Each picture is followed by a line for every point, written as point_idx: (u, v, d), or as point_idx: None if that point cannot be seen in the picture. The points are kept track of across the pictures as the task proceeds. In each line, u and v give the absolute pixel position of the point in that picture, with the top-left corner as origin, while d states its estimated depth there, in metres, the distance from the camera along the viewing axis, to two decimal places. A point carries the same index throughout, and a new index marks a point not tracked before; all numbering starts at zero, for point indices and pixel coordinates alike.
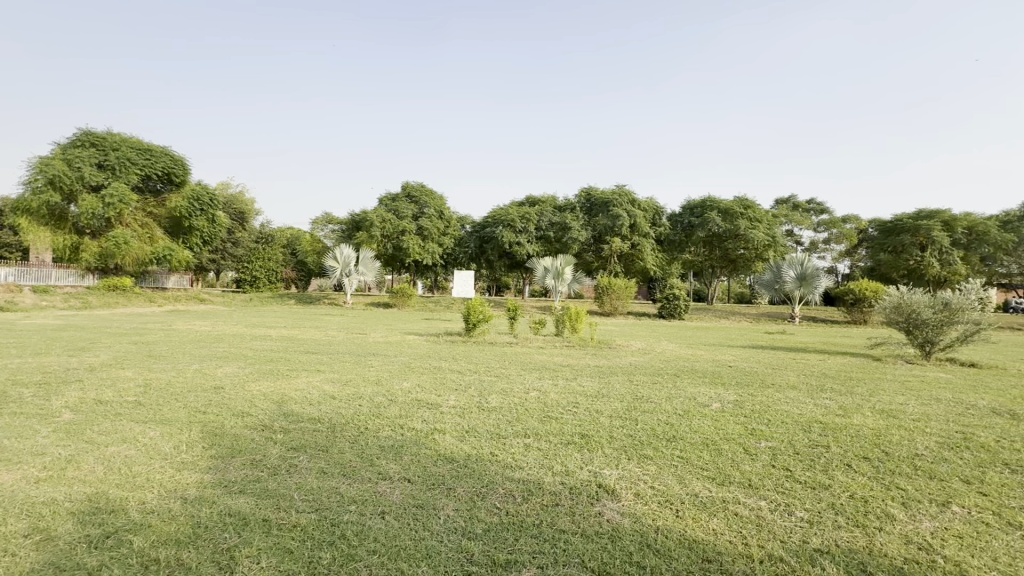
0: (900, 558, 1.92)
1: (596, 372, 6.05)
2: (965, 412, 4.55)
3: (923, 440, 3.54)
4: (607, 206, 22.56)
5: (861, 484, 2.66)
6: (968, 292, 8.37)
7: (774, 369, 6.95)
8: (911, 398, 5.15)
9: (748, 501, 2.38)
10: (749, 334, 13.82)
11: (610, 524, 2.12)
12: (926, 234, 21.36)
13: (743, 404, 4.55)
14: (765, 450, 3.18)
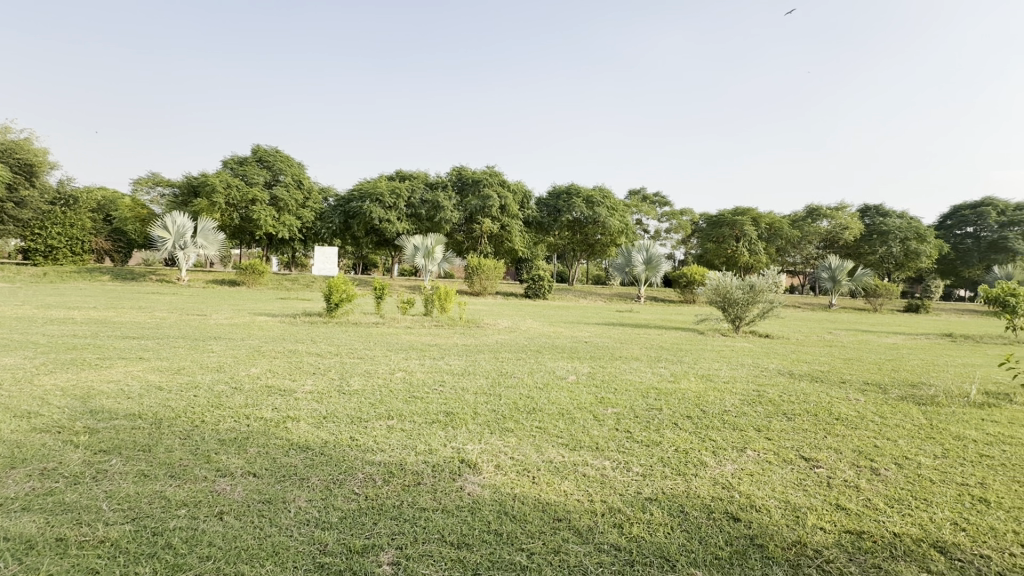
0: (708, 497, 2.30)
1: (463, 351, 6.17)
2: (762, 375, 5.61)
3: (731, 399, 4.28)
4: (478, 186, 22.80)
5: (684, 438, 3.12)
6: (768, 276, 10.21)
7: (622, 343, 7.77)
8: (723, 365, 6.19)
9: (594, 462, 2.65)
10: (603, 312, 15.26)
11: (470, 497, 2.19)
12: (741, 228, 25.50)
13: (595, 375, 5.02)
14: (611, 415, 3.56)
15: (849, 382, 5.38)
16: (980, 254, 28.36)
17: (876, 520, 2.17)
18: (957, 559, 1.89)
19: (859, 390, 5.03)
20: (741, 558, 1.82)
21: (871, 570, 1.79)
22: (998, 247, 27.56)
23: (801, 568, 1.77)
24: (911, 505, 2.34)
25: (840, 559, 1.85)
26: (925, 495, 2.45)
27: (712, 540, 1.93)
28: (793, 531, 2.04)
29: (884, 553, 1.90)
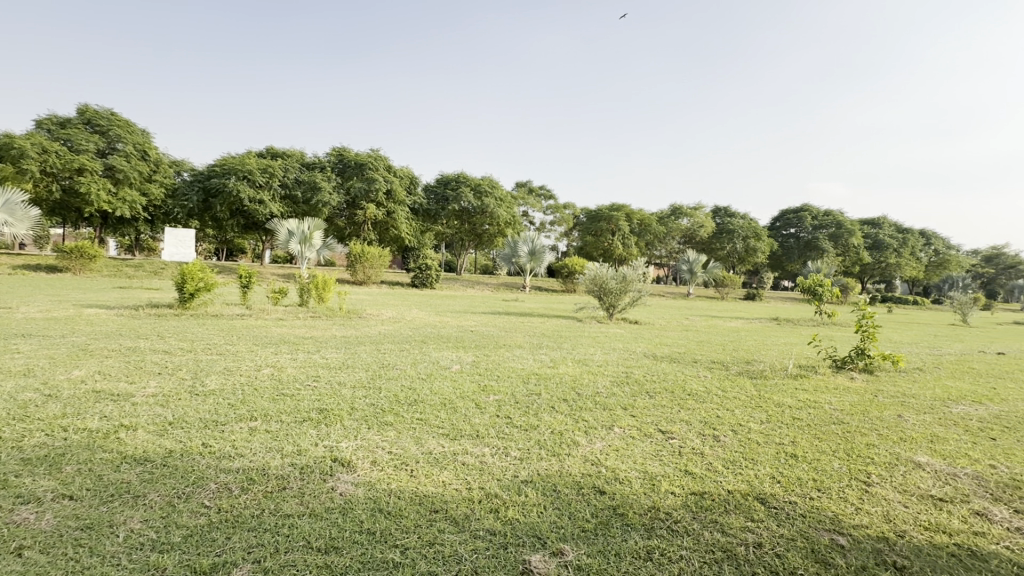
0: (578, 474, 2.46)
1: (342, 343, 5.85)
2: (630, 357, 6.17)
3: (603, 381, 4.64)
4: (361, 169, 21.65)
5: (560, 420, 3.31)
6: (637, 268, 11.20)
7: (506, 332, 7.99)
8: (597, 349, 6.68)
9: (474, 450, 2.68)
10: (490, 302, 15.52)
11: (342, 498, 2.09)
12: (616, 223, 27.62)
13: (479, 364, 5.09)
14: (493, 402, 3.65)
15: (699, 361, 6.16)
16: (799, 251, 34.07)
17: (715, 481, 2.50)
18: (772, 506, 2.26)
19: (707, 368, 5.77)
20: (604, 528, 1.97)
21: (708, 523, 2.07)
22: (811, 246, 33.40)
23: (653, 530, 1.98)
24: (740, 465, 2.74)
25: (684, 518, 2.10)
26: (752, 455, 2.89)
27: (579, 513, 2.07)
28: (649, 497, 2.27)
29: (719, 509, 2.20)
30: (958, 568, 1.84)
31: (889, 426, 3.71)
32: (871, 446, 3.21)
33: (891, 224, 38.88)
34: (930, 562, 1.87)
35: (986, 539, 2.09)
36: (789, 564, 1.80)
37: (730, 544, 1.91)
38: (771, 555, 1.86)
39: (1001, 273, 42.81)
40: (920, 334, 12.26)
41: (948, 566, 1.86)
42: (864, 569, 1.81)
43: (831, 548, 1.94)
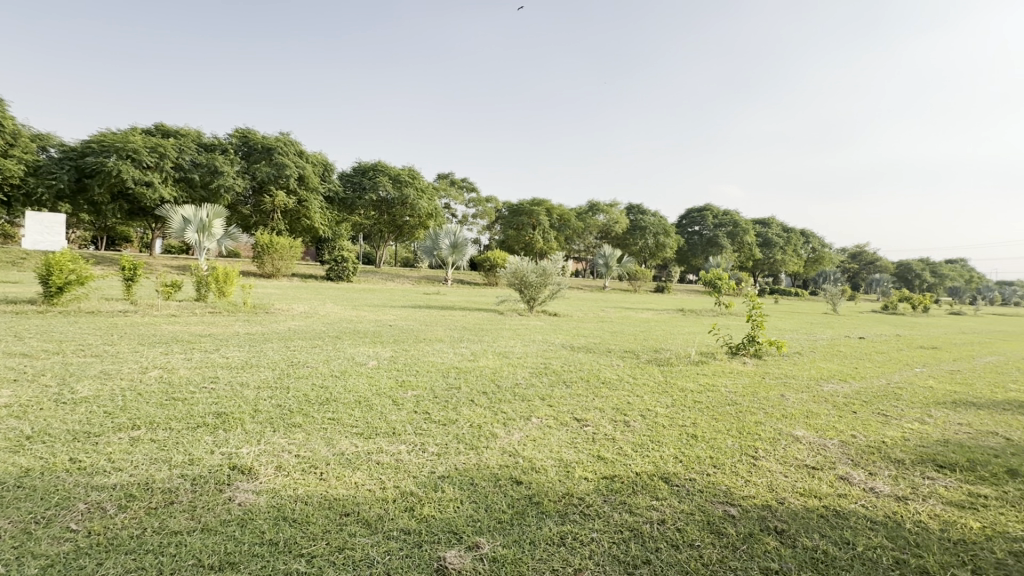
0: (495, 466, 2.49)
1: (246, 340, 5.41)
2: (549, 349, 6.34)
3: (522, 372, 4.72)
4: (269, 153, 20.12)
5: (479, 413, 3.33)
6: (556, 262, 11.50)
7: (426, 325, 7.87)
8: (517, 341, 6.79)
9: (390, 448, 2.61)
10: (410, 295, 15.17)
11: (241, 508, 1.93)
12: (537, 218, 28.20)
13: (397, 359, 4.96)
14: (411, 398, 3.57)
15: (613, 351, 6.49)
16: (702, 247, 36.94)
17: (625, 464, 2.65)
18: (674, 485, 2.43)
19: (620, 357, 6.09)
20: (520, 517, 2.01)
21: (617, 505, 2.18)
22: (712, 243, 36.40)
23: (566, 516, 2.05)
24: (648, 447, 2.92)
25: (596, 502, 2.19)
26: (657, 438, 3.09)
27: (496, 505, 2.09)
28: (563, 484, 2.35)
29: (628, 490, 2.33)
30: (825, 526, 2.11)
31: (774, 404, 4.16)
32: (758, 423, 3.58)
33: (778, 224, 43.35)
34: (804, 524, 2.12)
35: (847, 499, 2.41)
36: (688, 536, 1.95)
37: (637, 522, 2.03)
38: (672, 529, 2.00)
39: (863, 268, 49.51)
40: (799, 322, 13.88)
41: (818, 526, 2.11)
42: (749, 535, 2.00)
43: (724, 518, 2.13)
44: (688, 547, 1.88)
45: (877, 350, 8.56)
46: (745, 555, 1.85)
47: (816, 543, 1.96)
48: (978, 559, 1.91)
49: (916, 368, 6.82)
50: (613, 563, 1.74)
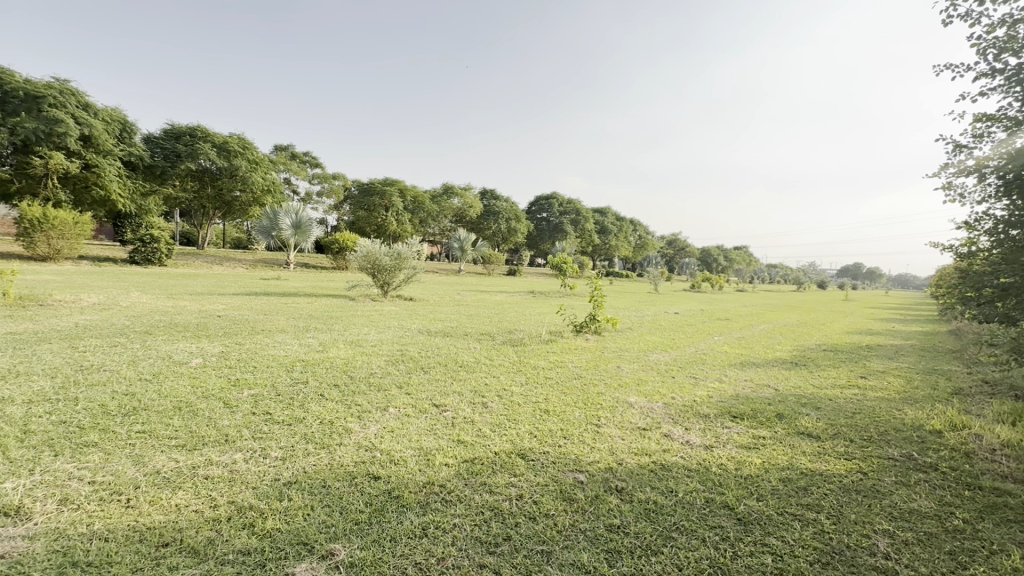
0: (350, 464, 2.35)
1: (10, 342, 4.23)
2: (404, 335, 6.19)
3: (377, 361, 4.54)
4: (37, 101, 15.74)
5: (330, 409, 3.10)
6: (411, 245, 11.20)
7: (265, 315, 7.06)
8: (371, 328, 6.49)
9: (222, 458, 2.29)
10: (244, 281, 13.44)
11: (5, 563, 1.51)
12: (390, 199, 27.14)
13: (229, 354, 4.36)
14: (247, 399, 3.17)
15: (470, 334, 6.61)
16: (549, 233, 39.55)
17: (485, 445, 2.72)
18: (530, 459, 2.58)
19: (477, 339, 6.23)
20: (379, 514, 1.93)
21: (478, 487, 2.23)
22: (558, 229, 39.19)
23: (428, 506, 2.03)
24: (505, 426, 3.04)
25: (457, 486, 2.22)
26: (514, 416, 3.24)
27: (352, 506, 1.98)
28: (424, 473, 2.32)
29: (487, 471, 2.40)
30: (653, 480, 2.43)
31: (612, 375, 4.68)
32: (600, 393, 3.99)
33: (613, 213, 48.43)
34: (638, 480, 2.42)
35: (669, 453, 2.82)
36: (543, 507, 2.08)
37: (497, 501, 2.10)
38: (530, 503, 2.12)
39: (676, 253, 58.13)
40: (629, 300, 15.78)
41: (648, 479, 2.43)
42: (596, 497, 2.22)
43: (574, 485, 2.33)
44: (544, 517, 2.01)
45: (688, 323, 10.16)
46: (593, 516, 2.05)
47: (648, 496, 2.26)
48: (759, 488, 2.40)
49: (715, 337, 8.28)
50: (476, 545, 1.77)
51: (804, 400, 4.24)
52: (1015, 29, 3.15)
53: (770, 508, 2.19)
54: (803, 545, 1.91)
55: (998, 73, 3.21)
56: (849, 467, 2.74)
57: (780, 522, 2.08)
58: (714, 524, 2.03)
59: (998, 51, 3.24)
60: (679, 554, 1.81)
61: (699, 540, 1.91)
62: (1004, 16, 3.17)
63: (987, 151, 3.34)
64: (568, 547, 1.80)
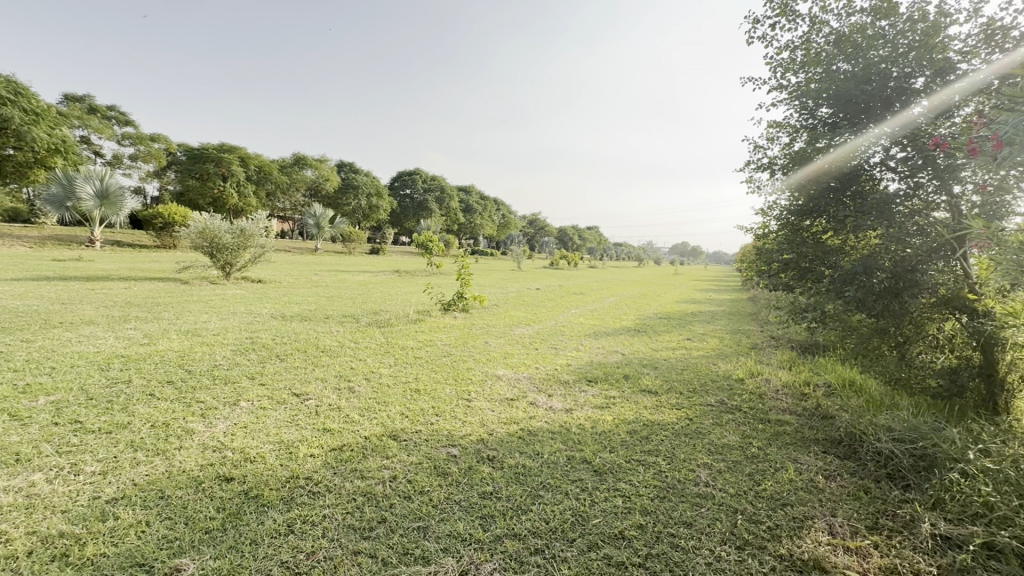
0: (195, 468, 2.07)
1: None
2: (254, 320, 5.58)
3: (221, 351, 4.03)
4: None
5: (165, 409, 2.69)
6: (258, 221, 9.98)
7: (64, 304, 5.76)
8: (212, 315, 5.72)
9: (15, 482, 1.85)
10: (28, 262, 10.74)
11: None
12: (228, 167, 23.81)
13: (12, 355, 3.48)
14: (47, 407, 2.59)
15: (331, 317, 6.20)
16: (414, 211, 38.59)
17: (354, 431, 2.61)
18: (403, 440, 2.55)
19: (340, 322, 5.88)
20: (235, 518, 1.75)
21: (349, 474, 2.15)
22: (423, 207, 38.41)
23: (293, 501, 1.90)
24: (375, 409, 2.95)
25: (326, 476, 2.11)
26: (384, 398, 3.17)
27: (200, 514, 1.76)
28: (287, 467, 2.15)
29: (358, 457, 2.32)
30: (522, 445, 2.59)
31: (480, 351, 4.81)
32: (470, 369, 4.09)
33: (477, 192, 48.98)
34: (508, 448, 2.56)
35: (535, 419, 3.03)
36: (418, 485, 2.09)
37: (369, 486, 2.05)
38: (404, 483, 2.10)
39: (537, 232, 61.15)
40: (494, 278, 16.27)
41: (518, 446, 2.59)
42: (469, 468, 2.29)
43: (447, 459, 2.36)
44: (419, 494, 2.01)
45: (548, 298, 10.84)
46: (467, 486, 2.11)
47: (517, 461, 2.40)
48: (611, 441, 2.72)
49: (572, 310, 8.98)
50: (349, 533, 1.71)
51: (644, 362, 4.86)
52: (794, 54, 3.90)
53: (620, 458, 2.50)
54: (646, 484, 2.23)
55: (783, 89, 3.95)
56: (679, 415, 3.24)
57: (628, 468, 2.39)
58: (575, 478, 2.25)
59: (784, 70, 3.98)
60: (546, 509, 1.97)
61: (562, 494, 2.10)
62: (788, 41, 3.90)
63: (777, 152, 4.12)
64: (444, 519, 1.84)
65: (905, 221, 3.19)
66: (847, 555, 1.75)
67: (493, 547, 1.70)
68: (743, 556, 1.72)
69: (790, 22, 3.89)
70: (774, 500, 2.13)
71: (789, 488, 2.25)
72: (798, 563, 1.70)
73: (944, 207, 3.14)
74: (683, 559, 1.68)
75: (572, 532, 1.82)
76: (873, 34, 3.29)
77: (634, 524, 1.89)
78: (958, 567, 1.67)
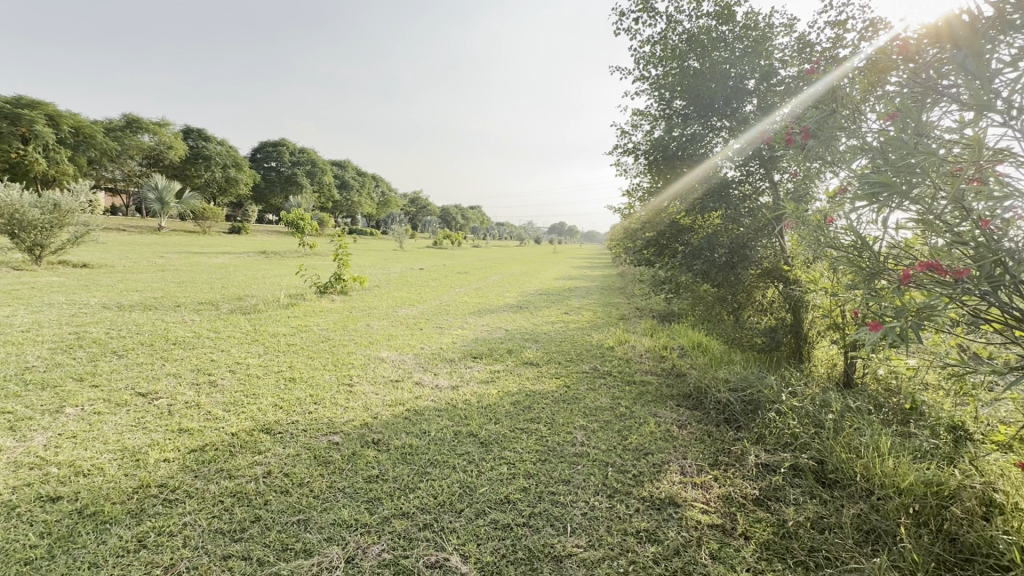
0: (7, 492, 1.73)
1: None
2: (79, 312, 4.70)
3: (35, 350, 3.34)
4: None
5: None
6: (79, 193, 8.30)
7: None
8: (19, 308, 4.68)
9: None
10: None
11: None
12: (29, 126, 19.31)
13: None
14: None
15: (183, 305, 5.46)
16: (281, 185, 35.19)
17: (217, 429, 2.37)
18: (277, 432, 2.38)
19: (194, 310, 5.21)
20: (67, 542, 1.50)
21: (214, 475, 1.96)
22: (292, 181, 35.21)
23: (144, 513, 1.68)
24: (242, 403, 2.70)
25: (185, 481, 1.90)
26: (251, 390, 2.91)
27: (17, 543, 1.48)
28: (133, 477, 1.89)
29: (224, 455, 2.12)
30: (408, 425, 2.58)
31: (361, 334, 4.62)
32: (351, 353, 3.92)
33: (354, 168, 46.18)
34: (394, 429, 2.53)
35: (421, 398, 3.03)
36: (296, 477, 1.98)
37: (240, 485, 1.89)
38: (280, 477, 1.98)
39: (419, 211, 59.74)
40: (374, 258, 15.57)
41: (404, 426, 2.57)
42: (352, 454, 2.23)
43: (328, 448, 2.27)
44: (297, 487, 1.92)
45: (432, 277, 10.73)
46: (351, 473, 2.05)
47: (403, 441, 2.39)
48: (495, 413, 2.83)
49: (456, 289, 9.00)
50: (216, 538, 1.57)
51: (526, 336, 5.09)
52: (654, 49, 4.27)
53: (505, 428, 2.62)
54: (528, 450, 2.37)
55: (645, 80, 4.32)
56: (558, 383, 3.48)
57: (512, 437, 2.52)
58: (462, 452, 2.31)
59: (646, 62, 4.34)
60: (434, 485, 2.00)
61: (450, 468, 2.14)
62: (649, 36, 4.25)
63: (640, 138, 4.51)
64: (327, 509, 1.78)
65: (740, 203, 3.79)
66: (695, 489, 2.07)
67: (381, 529, 1.69)
68: (613, 502, 1.93)
69: (650, 18, 4.24)
70: (638, 451, 2.42)
71: (651, 439, 2.56)
72: (658, 501, 1.96)
73: (767, 192, 3.77)
74: (563, 513, 1.84)
75: (459, 503, 1.88)
76: (716, 37, 3.75)
77: (518, 488, 2.01)
78: (774, 487, 2.06)
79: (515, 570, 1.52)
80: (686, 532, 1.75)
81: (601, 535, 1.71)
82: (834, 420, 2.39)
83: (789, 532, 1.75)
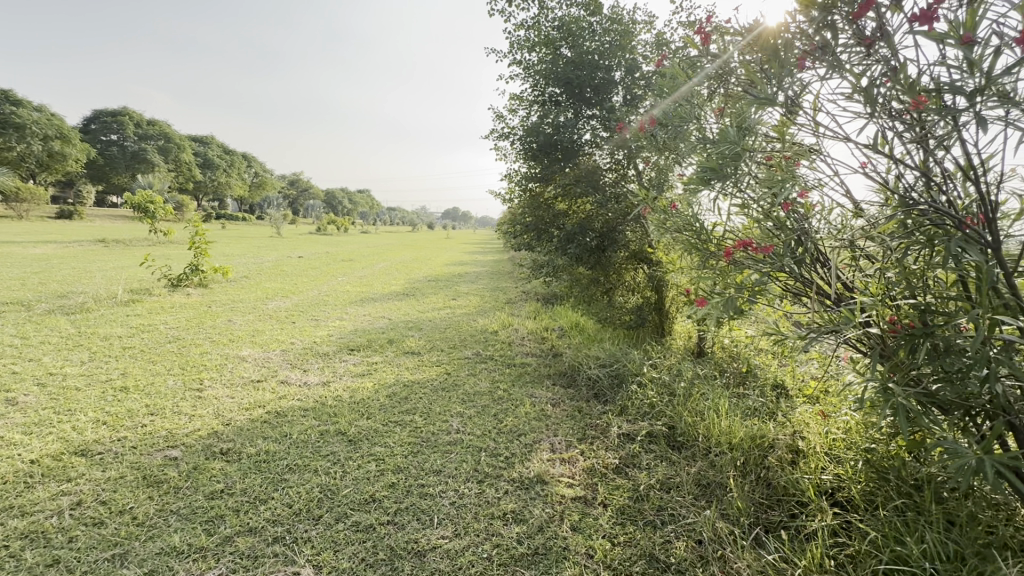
0: None
1: None
2: None
3: None
4: None
5: None
6: None
7: None
8: None
9: None
10: None
11: None
12: None
13: None
14: None
15: None
16: (126, 163, 30.17)
17: (10, 456, 2.07)
18: (96, 453, 2.15)
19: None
20: None
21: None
22: (138, 158, 30.37)
23: None
24: (49, 422, 2.38)
25: None
26: (62, 406, 2.56)
27: None
28: None
29: (17, 489, 1.87)
30: (266, 430, 2.46)
31: (220, 332, 4.23)
32: (204, 354, 3.57)
33: (220, 144, 41.14)
34: (249, 436, 2.40)
35: (285, 398, 2.89)
36: (115, 505, 1.82)
37: (39, 523, 1.69)
38: (94, 506, 1.80)
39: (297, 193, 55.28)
40: (244, 246, 14.16)
41: (260, 431, 2.45)
42: (194, 470, 2.08)
43: (164, 465, 2.10)
44: (117, 515, 1.76)
45: (310, 266, 10.07)
46: (190, 491, 1.93)
47: (260, 448, 2.28)
48: (368, 408, 2.82)
49: (338, 278, 8.57)
50: None
51: (410, 325, 5.06)
52: (529, 34, 4.44)
53: (377, 423, 2.62)
54: (400, 443, 2.42)
55: (521, 64, 4.49)
56: (437, 371, 3.55)
57: (384, 431, 2.53)
58: (328, 453, 2.28)
59: (521, 46, 4.51)
60: (291, 493, 1.96)
61: (312, 473, 2.11)
62: (523, 20, 4.41)
63: (517, 123, 4.69)
64: (154, 537, 1.66)
65: (609, 189, 4.14)
66: (562, 465, 2.29)
67: (220, 551, 1.61)
68: (482, 488, 2.07)
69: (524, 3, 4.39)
70: (513, 432, 2.60)
71: (524, 420, 2.75)
72: (526, 481, 2.14)
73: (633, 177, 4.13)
74: (430, 505, 1.92)
75: (318, 509, 1.86)
76: (583, 26, 4.01)
77: (385, 485, 2.04)
78: (632, 455, 2.36)
79: (373, 571, 1.56)
80: (551, 507, 1.95)
81: (468, 523, 1.83)
82: (684, 388, 2.79)
83: (641, 495, 2.03)
